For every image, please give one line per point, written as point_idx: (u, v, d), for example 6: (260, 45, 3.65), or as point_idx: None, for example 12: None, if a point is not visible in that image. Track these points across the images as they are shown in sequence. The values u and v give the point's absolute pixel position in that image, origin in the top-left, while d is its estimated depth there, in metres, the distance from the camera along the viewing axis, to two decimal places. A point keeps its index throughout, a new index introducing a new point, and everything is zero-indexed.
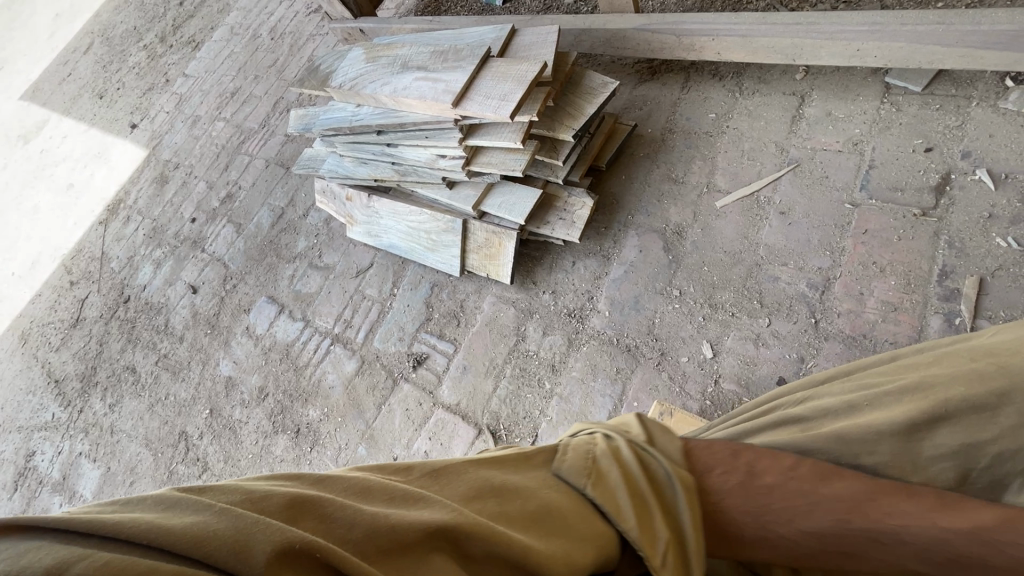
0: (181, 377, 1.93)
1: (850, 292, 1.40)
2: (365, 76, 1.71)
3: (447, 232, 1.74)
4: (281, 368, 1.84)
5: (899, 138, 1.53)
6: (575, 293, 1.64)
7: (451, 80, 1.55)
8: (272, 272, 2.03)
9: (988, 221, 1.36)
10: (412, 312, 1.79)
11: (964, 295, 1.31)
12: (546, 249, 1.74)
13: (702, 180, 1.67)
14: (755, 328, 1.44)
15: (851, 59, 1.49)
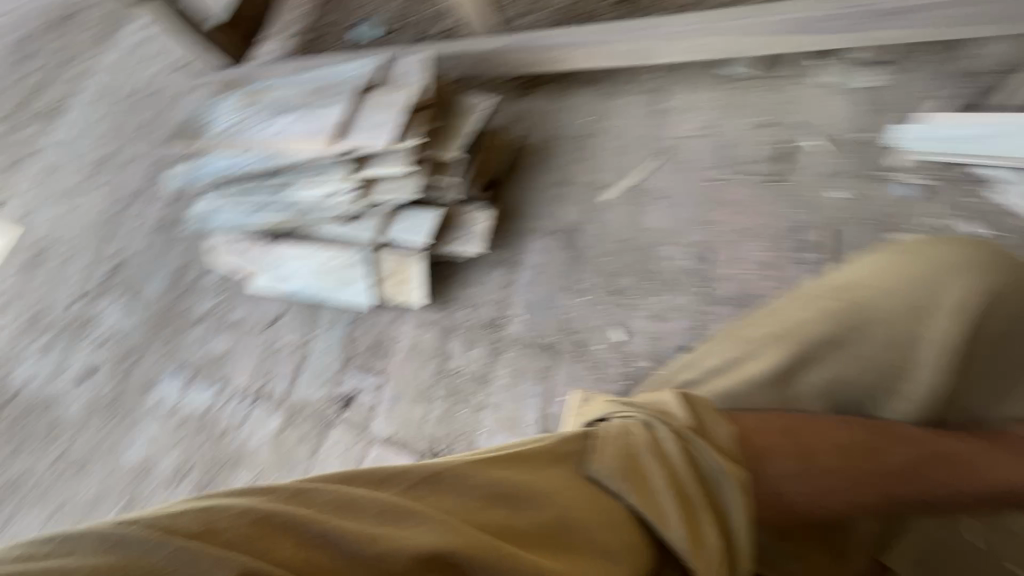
0: (87, 472, 1.76)
1: (729, 260, 1.55)
2: (251, 125, 1.80)
3: (353, 266, 1.71)
4: (202, 439, 1.73)
5: (747, 117, 1.70)
6: (488, 304, 1.68)
7: (332, 115, 1.68)
8: (176, 340, 1.90)
9: (824, 179, 1.57)
10: (333, 353, 1.75)
11: (816, 246, 1.51)
12: (454, 266, 1.77)
13: (587, 179, 1.77)
14: (655, 307, 1.55)
15: (697, 51, 1.64)
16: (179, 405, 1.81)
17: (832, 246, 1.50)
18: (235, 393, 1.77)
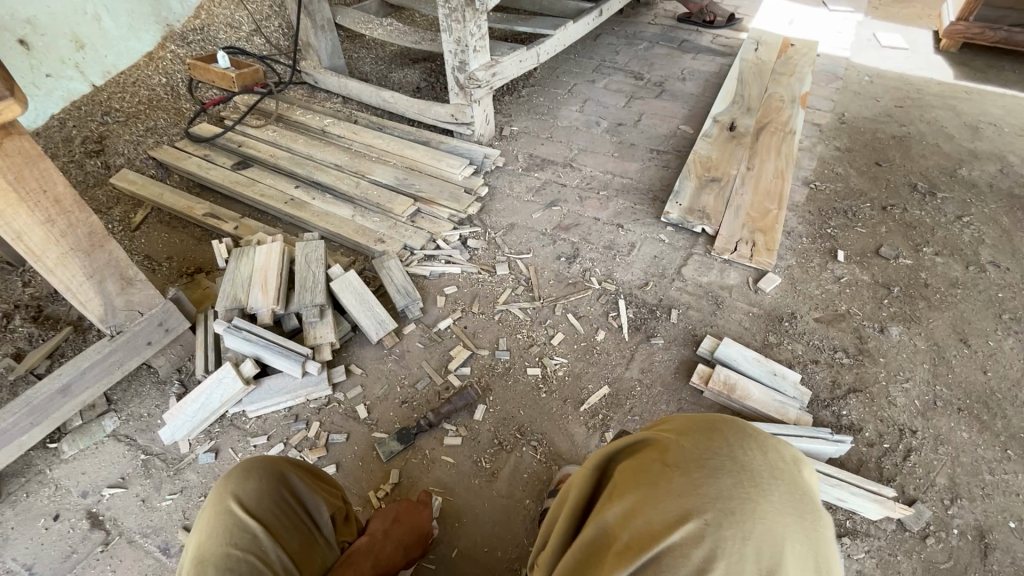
0: (61, 518, 1.89)
1: (612, 324, 2.41)
2: (264, 280, 2.28)
3: (316, 385, 2.20)
4: (187, 480, 2.00)
5: (615, 240, 2.73)
6: (435, 386, 2.23)
7: (341, 290, 2.36)
8: (173, 398, 2.21)
9: (658, 272, 2.59)
10: (304, 420, 2.15)
11: (654, 309, 2.46)
12: (416, 349, 2.36)
13: (523, 281, 2.57)
14: (566, 367, 2.27)
15: (585, 211, 2.87)
16: (179, 467, 2.03)
17: (658, 319, 2.42)
18: (229, 448, 2.08)
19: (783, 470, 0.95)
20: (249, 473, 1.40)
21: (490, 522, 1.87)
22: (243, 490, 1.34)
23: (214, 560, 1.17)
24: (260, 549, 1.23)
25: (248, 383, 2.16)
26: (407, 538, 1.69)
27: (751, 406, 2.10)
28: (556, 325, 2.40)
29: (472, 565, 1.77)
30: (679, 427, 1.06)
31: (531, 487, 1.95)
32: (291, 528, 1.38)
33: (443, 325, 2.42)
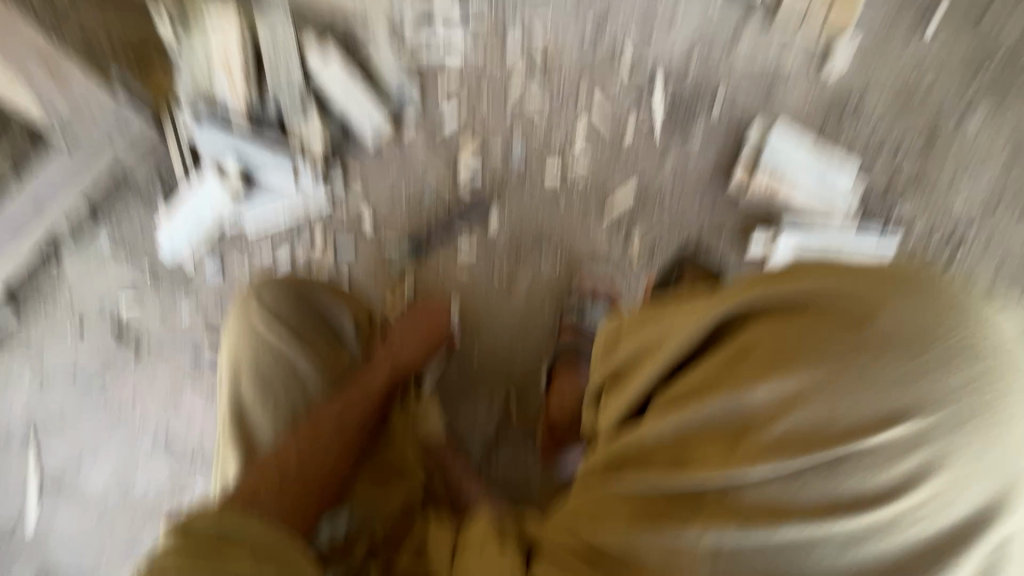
0: (91, 334, 1.95)
1: (646, 108, 1.95)
2: (220, 66, 1.82)
3: (312, 195, 2.01)
4: (200, 295, 1.97)
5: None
6: (442, 191, 2.02)
7: (318, 77, 1.90)
8: (156, 212, 2.01)
9: (712, 32, 1.92)
10: (308, 233, 2.02)
11: (701, 87, 1.94)
12: (414, 148, 2.03)
13: (536, 49, 1.99)
14: (589, 166, 1.97)
15: None
16: (188, 287, 1.97)
17: (704, 100, 1.94)
18: (235, 266, 2.00)
19: (978, 336, 0.87)
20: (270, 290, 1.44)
21: (508, 325, 1.90)
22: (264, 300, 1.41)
23: (246, 366, 1.34)
24: (284, 355, 1.36)
25: (239, 192, 1.97)
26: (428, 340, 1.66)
27: (794, 208, 1.90)
28: (578, 112, 1.97)
29: (492, 370, 1.87)
30: (842, 289, 0.92)
31: (549, 299, 1.91)
32: (320, 332, 1.45)
33: (444, 118, 2.02)
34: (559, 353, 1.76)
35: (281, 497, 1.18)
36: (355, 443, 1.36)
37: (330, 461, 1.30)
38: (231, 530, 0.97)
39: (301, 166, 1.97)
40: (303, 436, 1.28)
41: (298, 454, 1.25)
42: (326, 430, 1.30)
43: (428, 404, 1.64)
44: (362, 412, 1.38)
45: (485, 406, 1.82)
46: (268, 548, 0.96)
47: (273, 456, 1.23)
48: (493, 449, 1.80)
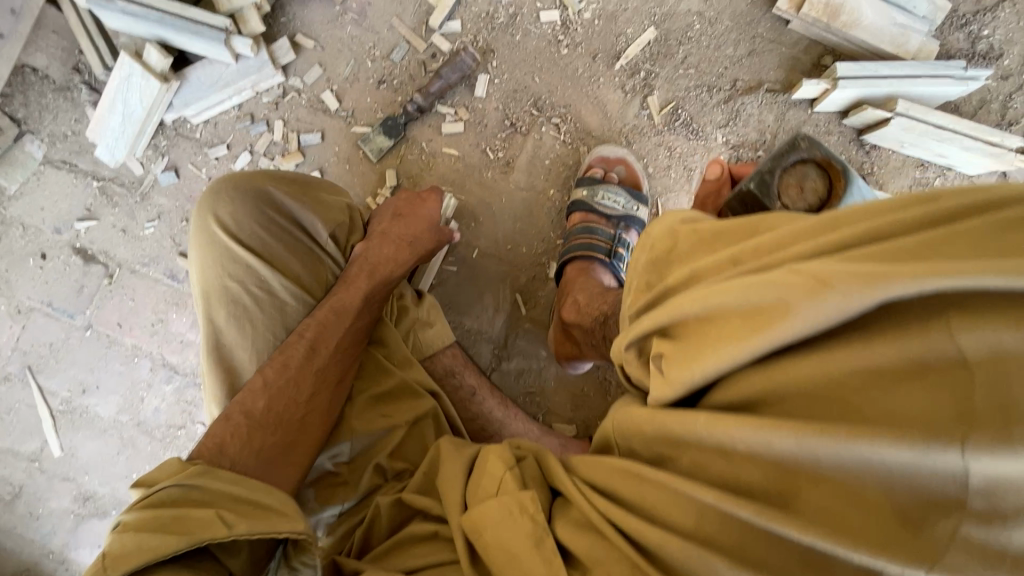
0: (50, 257, 1.74)
1: None
2: None
3: (261, 75, 1.65)
4: (160, 204, 1.73)
5: None
6: (419, 55, 1.67)
7: None
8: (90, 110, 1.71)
9: None
10: (266, 120, 1.70)
11: None
12: (381, 4, 1.68)
13: None
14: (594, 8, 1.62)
15: None
16: (144, 192, 1.73)
17: None
18: (189, 164, 1.72)
19: None
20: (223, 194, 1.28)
21: (510, 213, 1.62)
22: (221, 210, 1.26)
23: (214, 292, 1.23)
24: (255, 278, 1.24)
25: (168, 80, 1.60)
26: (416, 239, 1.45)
27: (855, 39, 1.52)
28: None
29: (497, 265, 1.62)
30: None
31: (556, 174, 1.62)
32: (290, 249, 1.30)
33: None
34: (574, 244, 1.45)
35: (260, 437, 1.09)
36: (340, 364, 1.26)
37: (313, 389, 1.19)
38: (199, 487, 0.92)
39: (235, 34, 1.56)
40: (275, 367, 1.18)
41: (272, 389, 1.16)
42: (299, 355, 1.20)
43: (433, 310, 1.51)
44: (339, 329, 1.26)
45: (492, 305, 1.61)
46: (239, 498, 0.93)
47: (247, 392, 1.15)
48: (505, 352, 1.60)
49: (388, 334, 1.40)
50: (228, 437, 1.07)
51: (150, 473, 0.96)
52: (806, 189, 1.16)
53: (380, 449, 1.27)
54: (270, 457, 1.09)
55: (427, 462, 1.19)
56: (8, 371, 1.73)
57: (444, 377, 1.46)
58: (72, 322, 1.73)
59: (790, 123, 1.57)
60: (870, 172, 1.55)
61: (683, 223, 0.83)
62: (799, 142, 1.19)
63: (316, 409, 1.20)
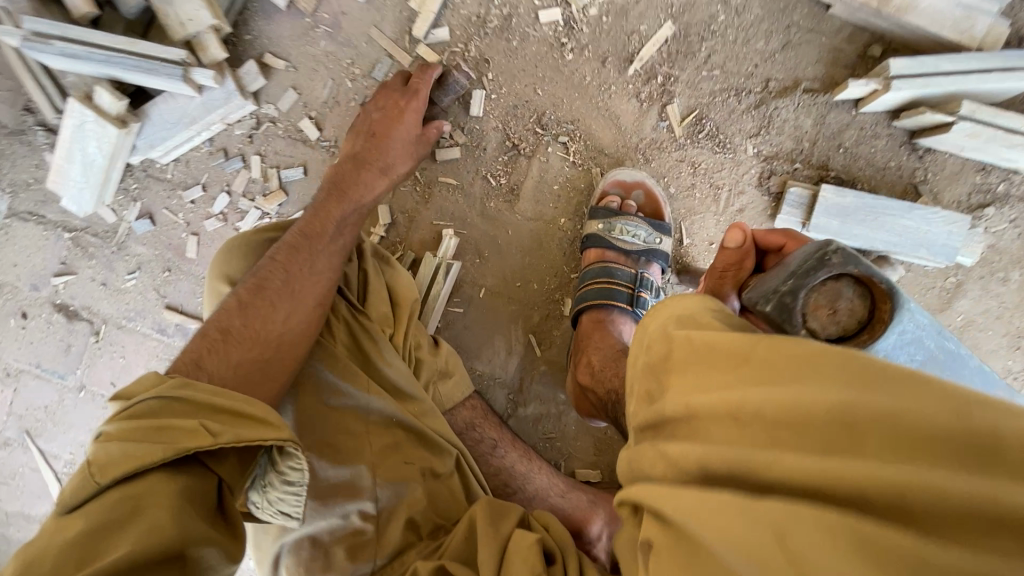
0: (32, 316, 1.64)
1: None
2: None
3: (232, 107, 1.47)
4: (139, 252, 1.60)
5: None
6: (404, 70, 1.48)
7: None
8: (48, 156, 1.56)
9: None
10: (241, 153, 1.54)
11: None
12: (355, 14, 1.48)
13: None
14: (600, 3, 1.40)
15: None
16: (120, 241, 1.60)
17: None
18: (163, 209, 1.58)
19: None
20: (233, 252, 1.18)
21: (519, 245, 1.47)
22: (232, 269, 1.17)
23: None
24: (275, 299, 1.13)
25: (128, 123, 1.42)
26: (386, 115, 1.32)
27: (911, 27, 1.28)
28: None
29: (506, 304, 1.48)
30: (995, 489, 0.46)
31: (566, 200, 1.46)
32: None
33: None
34: (589, 289, 1.30)
35: (237, 353, 1.01)
36: (319, 286, 1.15)
37: (290, 309, 1.10)
38: (182, 397, 0.90)
39: (193, 65, 1.38)
40: (250, 289, 1.09)
41: (247, 309, 1.07)
42: (276, 278, 1.11)
43: (451, 356, 1.33)
44: (313, 250, 1.16)
45: (504, 348, 1.48)
46: (222, 410, 0.91)
47: (223, 315, 1.05)
48: (521, 398, 1.48)
49: (405, 391, 1.22)
50: (202, 352, 0.99)
51: (125, 390, 0.92)
52: (838, 314, 0.84)
53: (407, 506, 1.18)
54: (247, 369, 1.01)
55: (461, 530, 1.12)
56: (6, 436, 1.66)
57: (464, 431, 1.31)
58: (64, 383, 1.64)
59: (832, 127, 1.38)
60: (923, 179, 1.36)
61: (681, 322, 0.68)
62: (832, 253, 0.84)
63: (296, 326, 1.09)
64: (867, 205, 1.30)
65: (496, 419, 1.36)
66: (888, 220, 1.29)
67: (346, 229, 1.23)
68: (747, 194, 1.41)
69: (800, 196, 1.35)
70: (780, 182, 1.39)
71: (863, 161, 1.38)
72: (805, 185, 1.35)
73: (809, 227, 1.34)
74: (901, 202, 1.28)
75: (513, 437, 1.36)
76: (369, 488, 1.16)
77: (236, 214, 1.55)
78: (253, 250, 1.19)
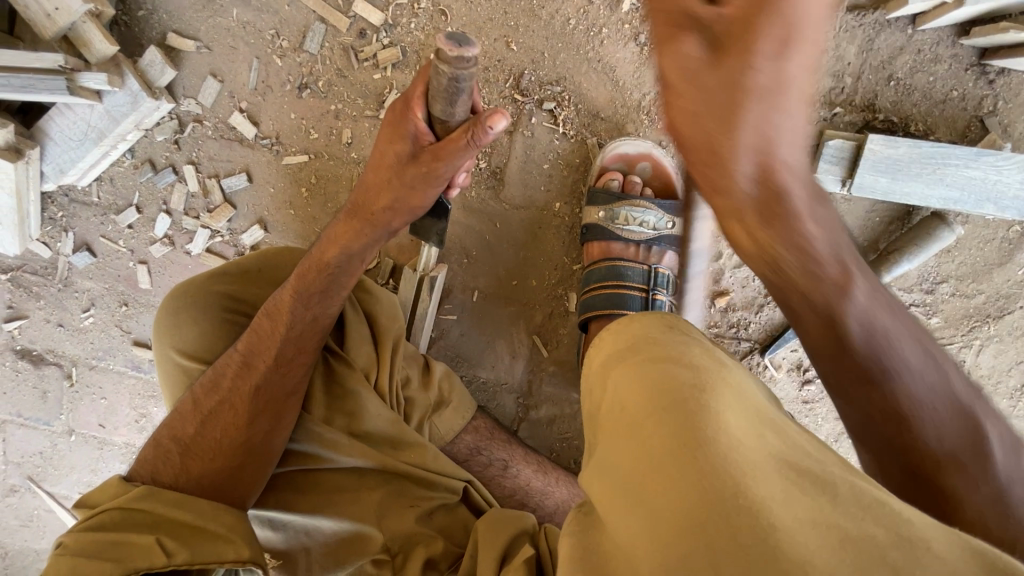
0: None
1: None
2: None
3: (141, 113, 1.20)
4: (86, 287, 1.42)
5: None
6: (346, 35, 1.21)
7: None
8: None
9: None
10: (170, 160, 1.30)
11: None
12: None
13: None
14: None
15: None
16: (64, 277, 1.41)
17: None
18: (100, 237, 1.37)
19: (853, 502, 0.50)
20: (179, 315, 1.04)
21: (510, 237, 1.28)
22: (185, 333, 1.04)
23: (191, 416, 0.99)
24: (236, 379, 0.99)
25: (23, 151, 1.19)
26: (410, 182, 0.85)
27: None
28: None
29: (503, 306, 1.31)
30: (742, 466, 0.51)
31: (559, 180, 1.24)
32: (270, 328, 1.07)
33: None
34: (596, 296, 1.13)
35: (195, 464, 0.96)
36: (283, 379, 0.99)
37: (251, 413, 0.97)
38: (143, 509, 0.88)
39: (77, 69, 1.11)
40: (205, 387, 1.00)
41: (208, 413, 0.99)
42: (231, 374, 0.99)
43: (446, 381, 1.18)
44: (276, 339, 0.99)
45: (508, 352, 1.33)
46: (184, 525, 0.87)
47: (179, 415, 1.00)
48: (532, 401, 1.35)
49: (398, 436, 1.05)
50: (161, 462, 0.97)
51: (92, 493, 0.93)
52: None
53: (426, 546, 0.99)
54: (209, 482, 0.95)
55: (469, 548, 0.99)
56: (11, 483, 1.61)
57: (470, 458, 1.17)
58: (52, 429, 1.55)
59: (879, 55, 1.11)
60: (991, 110, 1.11)
61: (613, 356, 0.67)
62: None
63: (266, 423, 0.98)
64: (922, 155, 1.08)
65: (504, 433, 1.22)
66: (949, 171, 1.07)
67: (315, 311, 0.99)
68: None
69: (841, 148, 1.10)
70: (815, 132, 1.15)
71: (919, 93, 1.12)
72: (848, 135, 1.11)
73: (851, 186, 1.11)
74: (966, 149, 1.07)
75: (525, 451, 1.22)
76: (377, 539, 0.98)
77: (183, 235, 1.34)
78: (202, 306, 1.05)
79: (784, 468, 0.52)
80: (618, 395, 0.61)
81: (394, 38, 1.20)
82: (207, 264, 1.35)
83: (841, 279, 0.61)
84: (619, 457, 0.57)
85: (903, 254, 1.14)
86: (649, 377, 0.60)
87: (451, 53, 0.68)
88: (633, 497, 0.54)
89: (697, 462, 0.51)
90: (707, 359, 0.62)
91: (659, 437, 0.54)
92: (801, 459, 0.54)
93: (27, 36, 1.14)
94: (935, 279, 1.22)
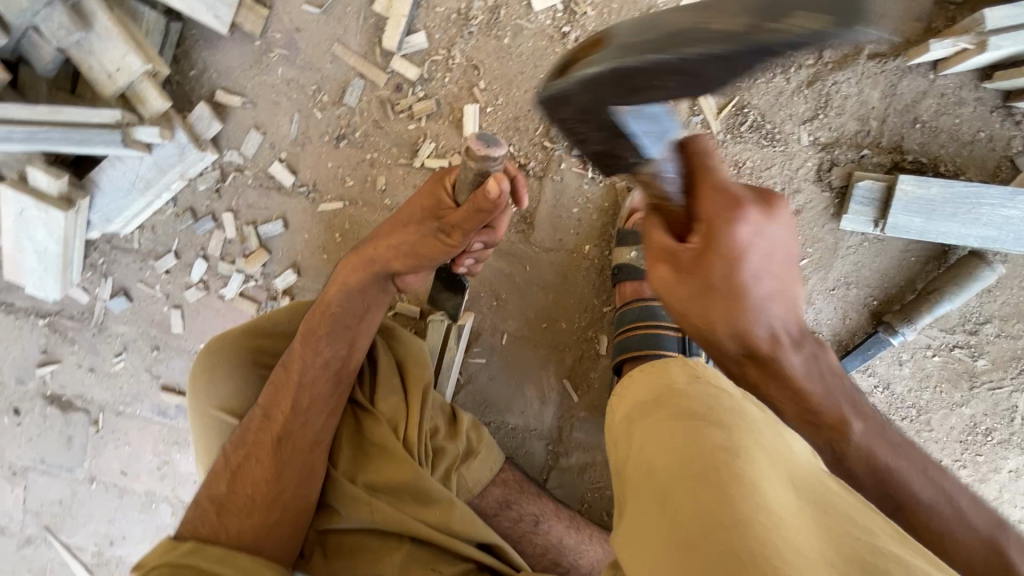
0: (26, 411, 1.51)
1: None
2: None
3: (186, 167, 1.25)
4: (118, 332, 1.44)
5: None
6: (381, 88, 1.27)
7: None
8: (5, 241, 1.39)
9: None
10: (209, 209, 1.35)
11: None
12: (317, 34, 1.27)
13: None
14: None
15: None
16: (99, 322, 1.44)
17: None
18: (138, 283, 1.40)
19: None
20: (213, 372, 1.05)
21: (540, 279, 1.28)
22: (221, 393, 1.05)
23: (220, 474, 0.98)
24: (260, 433, 0.98)
25: (75, 201, 1.24)
26: (425, 232, 0.88)
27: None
28: None
29: (533, 350, 1.30)
30: (774, 540, 0.50)
31: (588, 223, 1.26)
32: None
33: None
34: (632, 336, 1.13)
35: (232, 522, 0.94)
36: (305, 428, 0.98)
37: (279, 465, 0.96)
38: (190, 562, 0.86)
39: (133, 124, 1.18)
40: (234, 443, 0.99)
41: (236, 471, 0.97)
42: (255, 427, 0.99)
43: (474, 432, 1.15)
44: (290, 389, 0.98)
45: (537, 398, 1.31)
46: None
47: (213, 475, 0.99)
48: (563, 449, 1.31)
49: (421, 489, 1.01)
50: (199, 522, 0.95)
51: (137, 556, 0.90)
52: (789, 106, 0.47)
53: None
54: (250, 536, 0.92)
55: None
56: (27, 533, 1.58)
57: (500, 512, 1.12)
58: (74, 476, 1.53)
59: (903, 99, 1.13)
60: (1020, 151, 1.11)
61: (644, 405, 0.69)
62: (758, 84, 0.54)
63: (299, 476, 0.97)
64: (956, 196, 1.07)
65: (534, 486, 1.17)
66: (985, 211, 1.07)
67: (330, 356, 0.99)
68: (804, 192, 1.18)
69: (871, 190, 1.12)
70: (843, 174, 1.16)
71: (945, 135, 1.13)
72: (878, 176, 1.12)
73: (884, 227, 1.12)
74: (1001, 188, 1.06)
75: (557, 504, 1.17)
76: None
77: (218, 279, 1.37)
78: (229, 360, 1.05)
79: (823, 549, 0.50)
80: (647, 446, 0.63)
81: (427, 91, 1.26)
82: (239, 308, 1.37)
83: (836, 425, 0.66)
84: (650, 521, 0.57)
85: (943, 293, 1.11)
86: (679, 438, 0.60)
87: (479, 151, 0.71)
88: (665, 554, 0.54)
89: (716, 532, 0.51)
90: (742, 414, 0.62)
91: (680, 500, 0.55)
92: (839, 534, 0.52)
93: (88, 95, 1.22)
94: (979, 319, 1.19)
